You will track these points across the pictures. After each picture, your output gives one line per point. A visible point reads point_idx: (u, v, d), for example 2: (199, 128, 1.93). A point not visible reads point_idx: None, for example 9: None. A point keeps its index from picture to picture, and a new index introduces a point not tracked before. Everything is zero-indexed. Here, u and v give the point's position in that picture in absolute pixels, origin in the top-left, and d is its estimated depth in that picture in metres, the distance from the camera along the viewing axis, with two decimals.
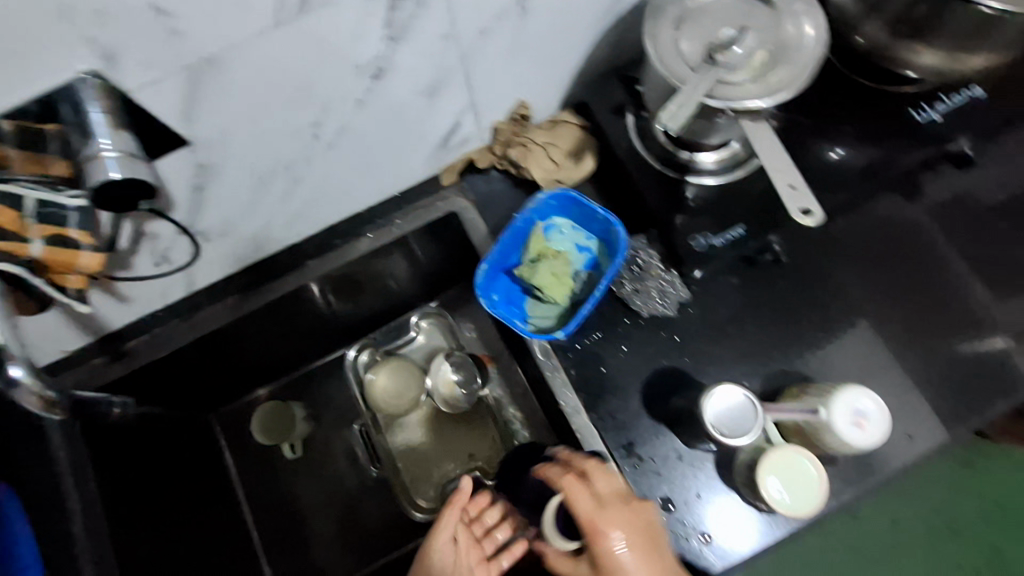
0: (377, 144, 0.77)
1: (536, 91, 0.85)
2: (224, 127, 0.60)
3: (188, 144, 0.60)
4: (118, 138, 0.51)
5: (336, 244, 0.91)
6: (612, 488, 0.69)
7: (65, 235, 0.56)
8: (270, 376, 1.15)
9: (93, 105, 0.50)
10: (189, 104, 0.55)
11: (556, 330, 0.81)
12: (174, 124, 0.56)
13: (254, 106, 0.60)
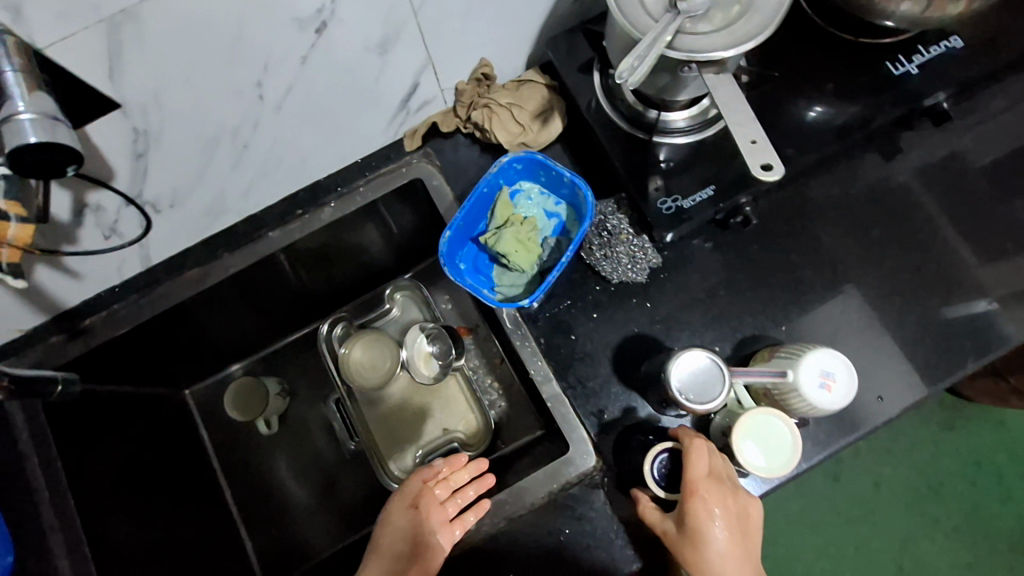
0: (331, 105, 0.73)
1: (499, 49, 0.81)
2: (158, 87, 0.57)
3: (119, 107, 0.57)
4: (35, 100, 0.47)
5: (297, 213, 0.87)
6: (727, 469, 0.66)
7: None
8: (244, 351, 1.13)
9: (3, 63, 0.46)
10: (114, 61, 0.52)
11: (524, 298, 0.79)
12: (98, 83, 0.53)
13: (187, 64, 0.57)
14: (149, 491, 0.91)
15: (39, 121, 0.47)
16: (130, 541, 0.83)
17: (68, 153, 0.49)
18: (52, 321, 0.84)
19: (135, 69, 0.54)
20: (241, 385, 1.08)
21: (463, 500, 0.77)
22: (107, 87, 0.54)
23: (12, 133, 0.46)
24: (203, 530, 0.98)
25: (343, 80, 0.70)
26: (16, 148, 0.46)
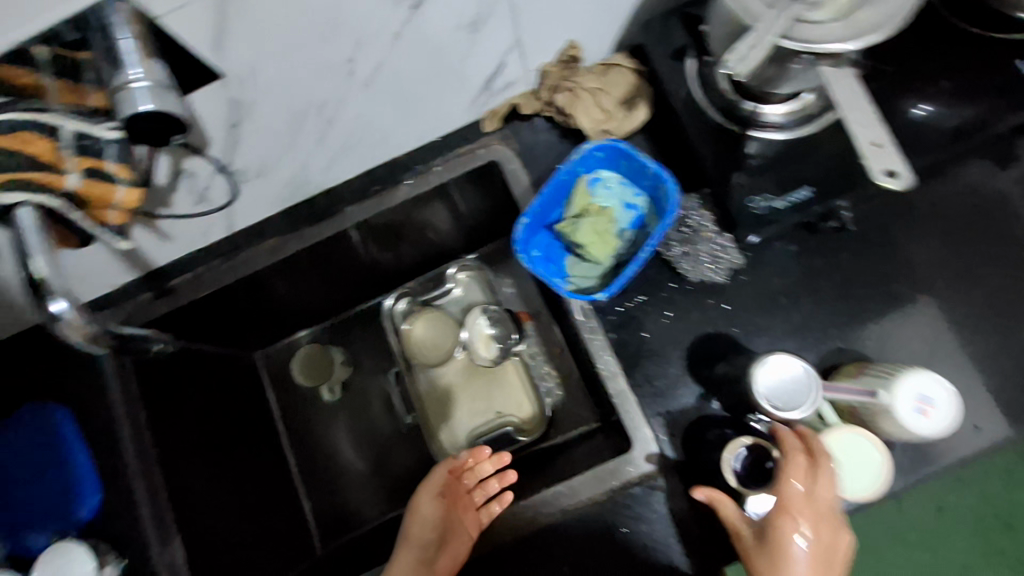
0: (416, 83, 0.73)
1: (590, 31, 0.78)
2: (257, 60, 0.58)
3: (221, 78, 0.58)
4: (148, 67, 0.48)
5: (374, 191, 0.89)
6: (830, 495, 0.62)
7: (102, 167, 0.54)
8: (312, 320, 1.17)
9: (120, 33, 0.47)
10: (219, 33, 0.53)
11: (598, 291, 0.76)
12: (205, 52, 0.54)
13: (286, 38, 0.57)
14: (218, 447, 0.95)
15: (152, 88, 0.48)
16: (199, 493, 0.88)
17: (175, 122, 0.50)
18: (141, 279, 0.88)
19: (237, 41, 0.55)
20: (311, 351, 1.15)
21: (488, 492, 0.80)
22: (210, 58, 0.55)
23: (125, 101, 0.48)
24: (265, 487, 1.02)
25: (430, 57, 0.69)
26: (128, 115, 0.48)
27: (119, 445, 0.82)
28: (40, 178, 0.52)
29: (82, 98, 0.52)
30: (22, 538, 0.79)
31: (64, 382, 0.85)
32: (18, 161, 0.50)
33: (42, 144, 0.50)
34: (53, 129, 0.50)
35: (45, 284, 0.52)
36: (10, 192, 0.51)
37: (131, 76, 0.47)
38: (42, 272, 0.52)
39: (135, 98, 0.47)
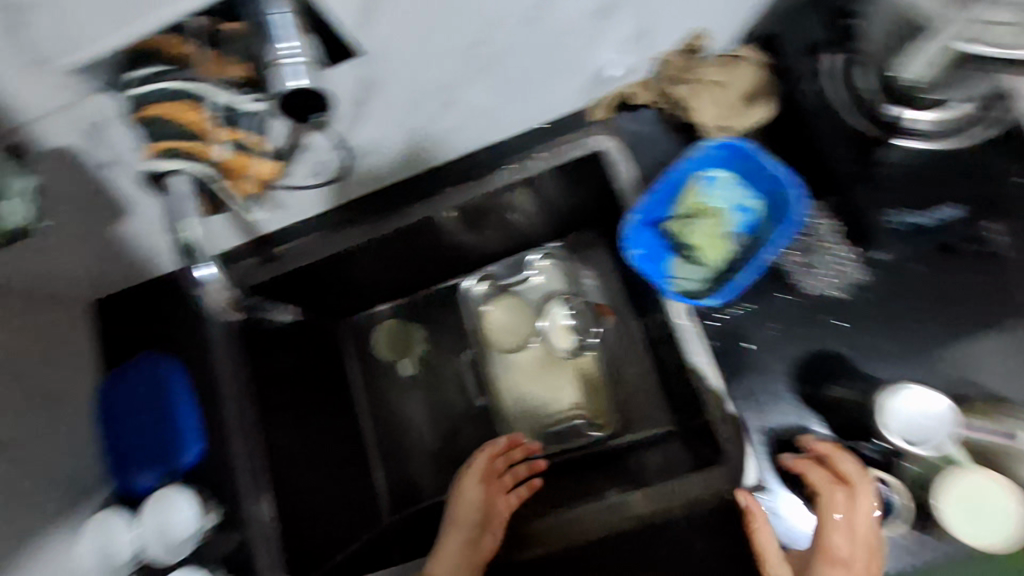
0: (536, 69, 0.71)
1: (719, 20, 0.74)
2: (395, 40, 0.58)
3: (358, 54, 0.58)
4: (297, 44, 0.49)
5: (474, 173, 0.88)
6: (871, 526, 0.64)
7: (244, 140, 0.54)
8: (396, 294, 1.15)
9: (273, 9, 0.48)
10: (367, 10, 0.53)
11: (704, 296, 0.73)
12: (349, 28, 0.54)
13: (424, 16, 0.57)
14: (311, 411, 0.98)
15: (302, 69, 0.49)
16: (293, 452, 0.91)
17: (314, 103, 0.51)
18: (248, 244, 0.92)
19: (381, 18, 0.54)
20: (392, 325, 1.16)
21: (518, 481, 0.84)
22: (354, 36, 0.55)
23: (277, 77, 0.48)
24: (345, 451, 1.05)
25: (557, 41, 0.67)
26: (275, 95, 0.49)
27: (222, 402, 0.88)
28: (191, 149, 0.52)
29: (224, 69, 0.52)
30: (128, 477, 0.86)
31: (180, 334, 0.91)
32: (172, 131, 0.51)
33: (192, 112, 0.50)
34: (200, 99, 0.50)
35: (192, 253, 0.54)
36: (165, 161, 0.52)
37: (283, 53, 0.48)
38: (191, 243, 0.53)
39: (287, 78, 0.48)
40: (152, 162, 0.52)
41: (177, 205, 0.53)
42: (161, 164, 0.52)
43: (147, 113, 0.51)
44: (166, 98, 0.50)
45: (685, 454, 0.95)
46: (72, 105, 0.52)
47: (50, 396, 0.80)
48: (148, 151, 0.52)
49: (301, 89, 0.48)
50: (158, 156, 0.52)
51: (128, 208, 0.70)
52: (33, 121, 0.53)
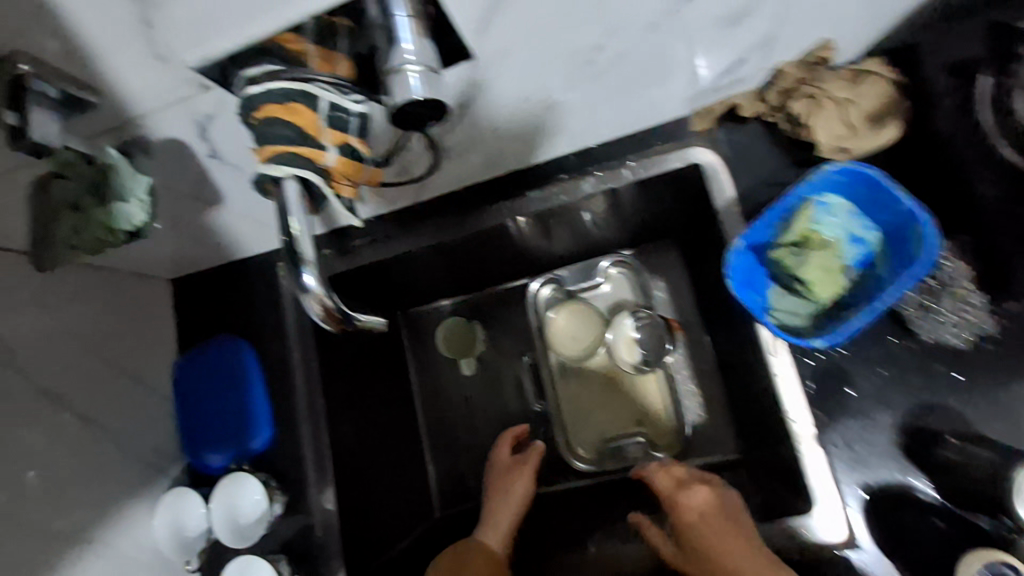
0: (644, 78, 0.67)
1: (853, 28, 0.66)
2: (510, 43, 0.55)
3: (470, 58, 0.55)
4: (418, 50, 0.47)
5: (560, 177, 0.82)
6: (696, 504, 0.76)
7: (349, 142, 0.54)
8: (460, 291, 1.12)
9: (403, 11, 0.46)
10: (491, 10, 0.50)
11: (809, 335, 0.67)
12: (467, 34, 0.52)
13: (547, 18, 0.53)
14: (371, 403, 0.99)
15: (422, 78, 0.47)
16: (351, 445, 0.92)
17: (430, 111, 0.49)
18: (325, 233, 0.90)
19: (502, 20, 0.51)
20: (453, 323, 1.13)
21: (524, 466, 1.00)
22: (470, 39, 0.52)
23: (397, 86, 0.47)
24: (405, 444, 1.05)
25: (674, 50, 0.63)
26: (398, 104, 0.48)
27: (293, 389, 0.90)
28: (309, 153, 0.51)
29: (334, 66, 0.51)
30: (203, 454, 0.88)
31: (257, 317, 0.92)
32: (291, 135, 0.50)
33: (305, 114, 0.50)
34: (315, 101, 0.50)
35: (301, 250, 0.50)
36: (278, 164, 0.51)
37: (406, 61, 0.46)
38: (299, 241, 0.50)
39: (407, 87, 0.47)
40: (269, 166, 0.51)
41: (288, 207, 0.51)
42: (278, 168, 0.51)
43: (263, 115, 0.50)
44: (278, 101, 0.49)
45: (755, 488, 0.90)
46: (191, 98, 0.52)
47: (132, 374, 0.83)
48: (262, 155, 0.52)
49: (418, 98, 0.47)
50: (274, 160, 0.51)
51: (223, 194, 0.70)
52: (153, 110, 0.54)
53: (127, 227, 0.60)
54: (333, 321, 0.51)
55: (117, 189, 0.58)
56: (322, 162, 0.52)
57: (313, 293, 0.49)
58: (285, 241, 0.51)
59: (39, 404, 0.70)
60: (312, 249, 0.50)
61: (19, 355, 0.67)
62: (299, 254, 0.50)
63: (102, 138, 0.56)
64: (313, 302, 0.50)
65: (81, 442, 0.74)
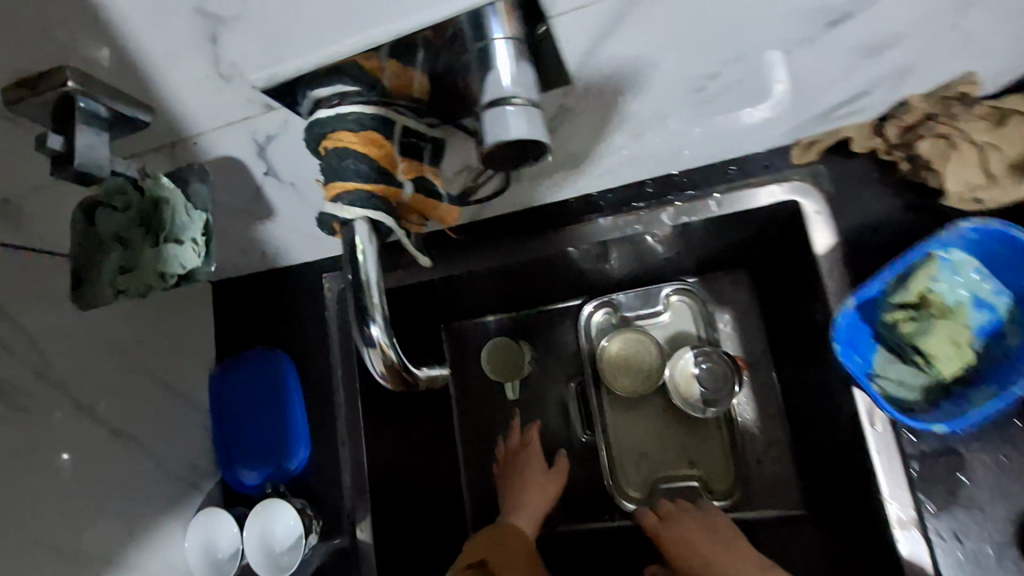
0: (755, 109, 0.60)
1: (1005, 62, 0.56)
2: (618, 66, 0.52)
3: (567, 84, 0.53)
4: (520, 80, 0.40)
5: (635, 206, 0.74)
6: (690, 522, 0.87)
7: (422, 172, 0.49)
8: (510, 306, 1.03)
9: (500, 33, 0.38)
10: (606, 30, 0.48)
11: (930, 417, 0.58)
12: (572, 59, 0.50)
13: (661, 40, 0.50)
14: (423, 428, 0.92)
15: (528, 114, 0.40)
16: (395, 473, 0.86)
17: (530, 151, 0.42)
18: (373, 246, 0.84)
19: (613, 43, 0.49)
20: (499, 341, 1.05)
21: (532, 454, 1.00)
22: (569, 57, 0.50)
23: (498, 123, 0.40)
24: (443, 468, 1.00)
25: (796, 78, 0.55)
26: (496, 143, 0.40)
27: (335, 408, 0.84)
28: (384, 191, 0.45)
29: (407, 84, 0.44)
30: (237, 468, 0.85)
31: (296, 329, 0.87)
32: (365, 170, 0.43)
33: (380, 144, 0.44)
34: (391, 129, 0.45)
35: (370, 300, 0.45)
36: (347, 203, 0.44)
37: (512, 95, 0.39)
38: (368, 288, 0.45)
39: (511, 125, 0.40)
40: (339, 206, 0.44)
41: (358, 247, 0.44)
42: (349, 210, 0.44)
43: (333, 146, 0.43)
44: (352, 129, 0.43)
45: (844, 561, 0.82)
46: (251, 118, 0.49)
47: (167, 384, 0.81)
48: (328, 192, 0.45)
49: (524, 139, 0.40)
50: (342, 199, 0.44)
51: (273, 211, 0.65)
52: (211, 129, 0.52)
53: (178, 270, 0.60)
54: (396, 376, 0.46)
55: (168, 227, 0.59)
56: (398, 200, 0.46)
57: (379, 345, 0.44)
58: (353, 285, 0.45)
59: (72, 418, 0.67)
60: (381, 293, 0.45)
61: (53, 365, 0.65)
62: (367, 302, 0.44)
63: (158, 154, 0.58)
64: (375, 356, 0.45)
65: (106, 464, 0.70)
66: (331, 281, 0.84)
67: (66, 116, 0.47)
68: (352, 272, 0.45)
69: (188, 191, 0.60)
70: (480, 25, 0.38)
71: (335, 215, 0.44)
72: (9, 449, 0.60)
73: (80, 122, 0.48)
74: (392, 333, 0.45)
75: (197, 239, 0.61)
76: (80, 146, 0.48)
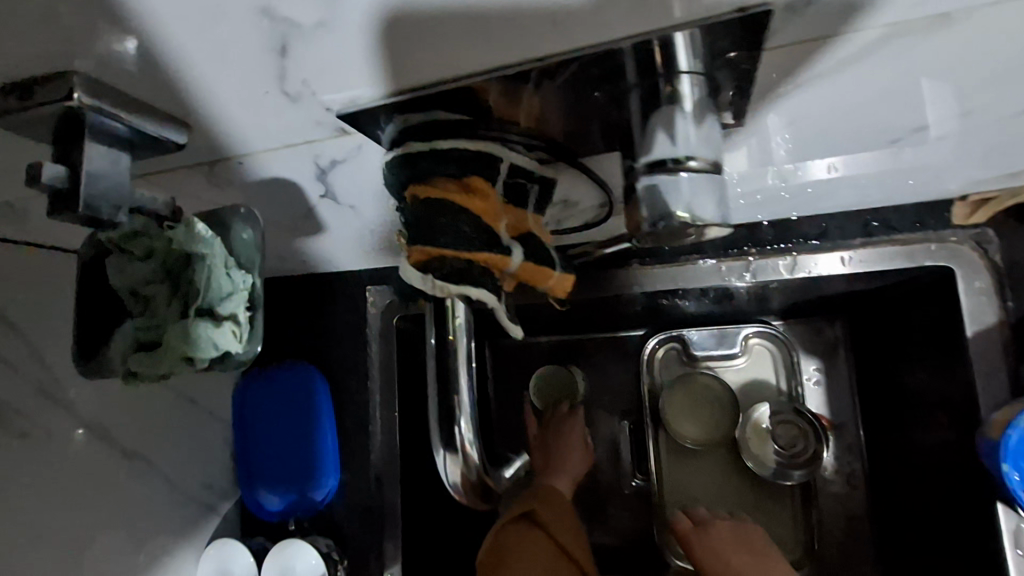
0: (919, 169, 0.52)
1: None
2: (808, 110, 0.40)
3: (736, 124, 0.42)
4: (704, 138, 0.35)
5: (744, 249, 0.64)
6: (719, 531, 0.74)
7: (526, 229, 0.42)
8: (564, 330, 0.88)
9: (685, 68, 0.33)
10: (816, 76, 0.36)
11: None
12: (759, 100, 0.39)
13: (880, 91, 0.38)
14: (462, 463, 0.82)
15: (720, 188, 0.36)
16: (428, 510, 0.78)
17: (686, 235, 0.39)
18: None
19: (814, 88, 0.37)
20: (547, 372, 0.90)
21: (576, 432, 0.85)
22: (753, 95, 0.38)
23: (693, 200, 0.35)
24: None
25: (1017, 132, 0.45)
26: (686, 220, 0.35)
27: (370, 437, 0.76)
28: (487, 259, 0.38)
29: (512, 115, 0.37)
30: (257, 490, 0.77)
31: (332, 343, 0.78)
32: (465, 232, 0.37)
33: (489, 196, 0.38)
34: (495, 172, 0.38)
35: (459, 406, 0.39)
36: (441, 275, 0.38)
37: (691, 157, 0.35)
38: (454, 372, 0.40)
39: (709, 205, 0.35)
40: (433, 280, 0.38)
41: (451, 316, 0.40)
42: (443, 284, 0.38)
43: (428, 198, 0.37)
44: (454, 177, 0.37)
45: None
46: (320, 141, 0.40)
47: (191, 398, 0.73)
48: (414, 257, 0.38)
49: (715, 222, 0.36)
50: (434, 268, 0.38)
51: (326, 227, 0.55)
52: (265, 151, 0.42)
53: (211, 355, 0.46)
54: (472, 491, 0.40)
55: (203, 296, 0.45)
56: (504, 270, 0.39)
57: (462, 450, 0.39)
58: (438, 367, 0.40)
59: (81, 439, 0.59)
60: (469, 391, 0.40)
61: (60, 381, 0.57)
62: (455, 409, 0.39)
63: (191, 172, 0.46)
64: (452, 465, 0.39)
65: (109, 485, 0.62)
66: (375, 296, 0.75)
67: (72, 135, 0.36)
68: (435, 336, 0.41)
69: (231, 245, 0.47)
70: (652, 69, 0.33)
71: (427, 288, 0.38)
72: (9, 479, 0.52)
73: (93, 141, 0.36)
74: (478, 436, 0.40)
75: (238, 318, 0.47)
76: (89, 175, 0.37)
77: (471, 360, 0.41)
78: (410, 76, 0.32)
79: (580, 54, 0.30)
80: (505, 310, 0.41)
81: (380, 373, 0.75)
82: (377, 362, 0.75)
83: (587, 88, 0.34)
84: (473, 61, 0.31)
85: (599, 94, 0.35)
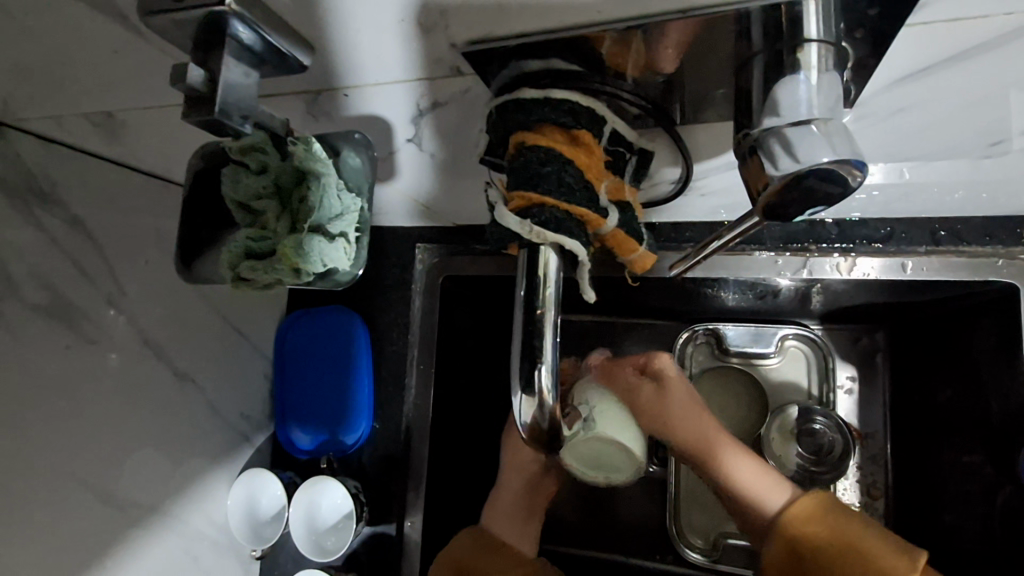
0: (1004, 182, 0.51)
1: None
2: (922, 102, 0.40)
3: (849, 109, 0.42)
4: (822, 99, 0.34)
5: (806, 244, 0.64)
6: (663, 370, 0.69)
7: (624, 197, 0.45)
8: (586, 309, 0.82)
9: (814, 37, 0.33)
10: (944, 61, 0.36)
11: None
12: (892, 69, 0.37)
13: (1006, 80, 0.38)
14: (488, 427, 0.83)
15: (854, 143, 0.33)
16: (451, 467, 0.79)
17: (823, 202, 0.36)
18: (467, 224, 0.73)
19: (936, 78, 0.38)
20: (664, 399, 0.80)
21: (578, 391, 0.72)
22: (889, 58, 0.36)
23: (804, 145, 0.33)
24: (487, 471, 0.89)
25: None
26: (823, 167, 0.33)
27: (405, 389, 0.77)
28: (585, 215, 0.40)
29: (621, 65, 0.37)
30: (291, 426, 0.80)
31: (374, 294, 0.79)
32: (568, 181, 0.39)
33: (597, 152, 0.41)
34: (600, 128, 0.40)
35: (542, 347, 0.40)
36: (539, 221, 0.39)
37: (813, 120, 0.33)
38: (543, 318, 0.40)
39: (847, 147, 0.33)
40: (531, 226, 0.39)
41: (544, 280, 0.40)
42: (540, 229, 0.39)
43: (537, 144, 0.39)
44: (563, 127, 0.39)
45: None
46: (430, 80, 0.41)
47: (239, 330, 0.75)
48: (514, 204, 0.40)
49: (848, 162, 0.33)
50: (534, 213, 0.39)
51: (399, 171, 0.57)
52: (371, 84, 0.43)
53: (319, 267, 0.48)
54: (538, 435, 0.41)
55: (314, 214, 0.48)
56: (597, 228, 0.41)
57: (539, 392, 0.40)
58: (523, 307, 0.41)
59: (140, 355, 0.62)
60: (553, 346, 0.40)
61: (127, 296, 0.61)
62: (538, 348, 0.40)
63: (291, 99, 0.48)
64: (527, 405, 0.40)
65: (152, 396, 0.64)
66: (424, 253, 0.76)
67: (214, 46, 0.36)
68: (524, 285, 0.41)
69: (339, 168, 0.49)
70: (778, 34, 0.33)
71: (523, 233, 0.39)
72: (71, 383, 0.55)
73: (231, 53, 0.36)
74: (556, 383, 0.40)
75: (348, 236, 0.50)
76: (225, 84, 0.37)
77: (559, 322, 0.41)
78: (528, 15, 0.33)
79: (713, 13, 0.31)
80: (590, 268, 0.43)
81: (419, 327, 0.76)
82: (418, 316, 0.76)
83: (702, 60, 0.36)
84: (601, 11, 0.32)
85: (666, 77, 0.39)
